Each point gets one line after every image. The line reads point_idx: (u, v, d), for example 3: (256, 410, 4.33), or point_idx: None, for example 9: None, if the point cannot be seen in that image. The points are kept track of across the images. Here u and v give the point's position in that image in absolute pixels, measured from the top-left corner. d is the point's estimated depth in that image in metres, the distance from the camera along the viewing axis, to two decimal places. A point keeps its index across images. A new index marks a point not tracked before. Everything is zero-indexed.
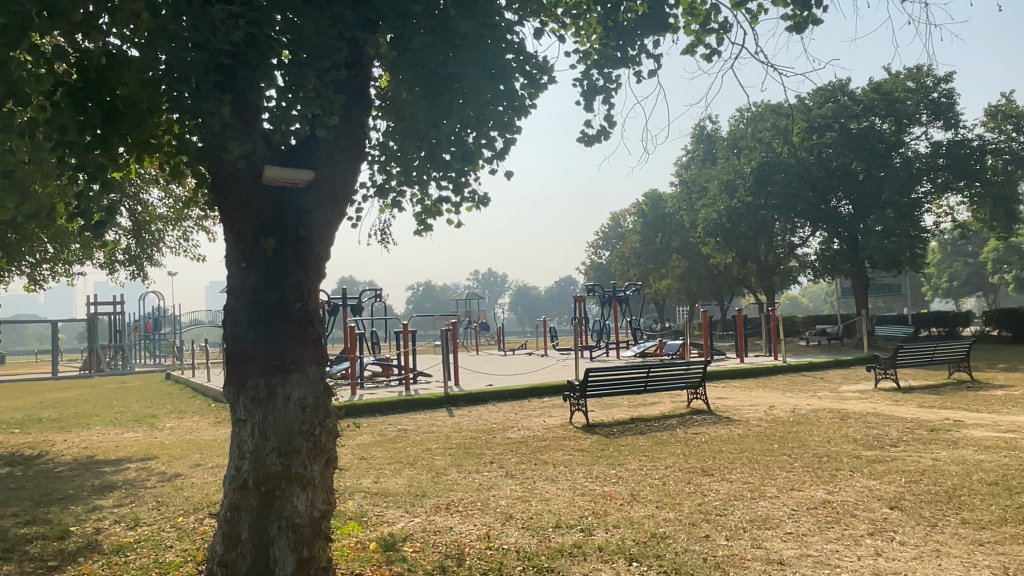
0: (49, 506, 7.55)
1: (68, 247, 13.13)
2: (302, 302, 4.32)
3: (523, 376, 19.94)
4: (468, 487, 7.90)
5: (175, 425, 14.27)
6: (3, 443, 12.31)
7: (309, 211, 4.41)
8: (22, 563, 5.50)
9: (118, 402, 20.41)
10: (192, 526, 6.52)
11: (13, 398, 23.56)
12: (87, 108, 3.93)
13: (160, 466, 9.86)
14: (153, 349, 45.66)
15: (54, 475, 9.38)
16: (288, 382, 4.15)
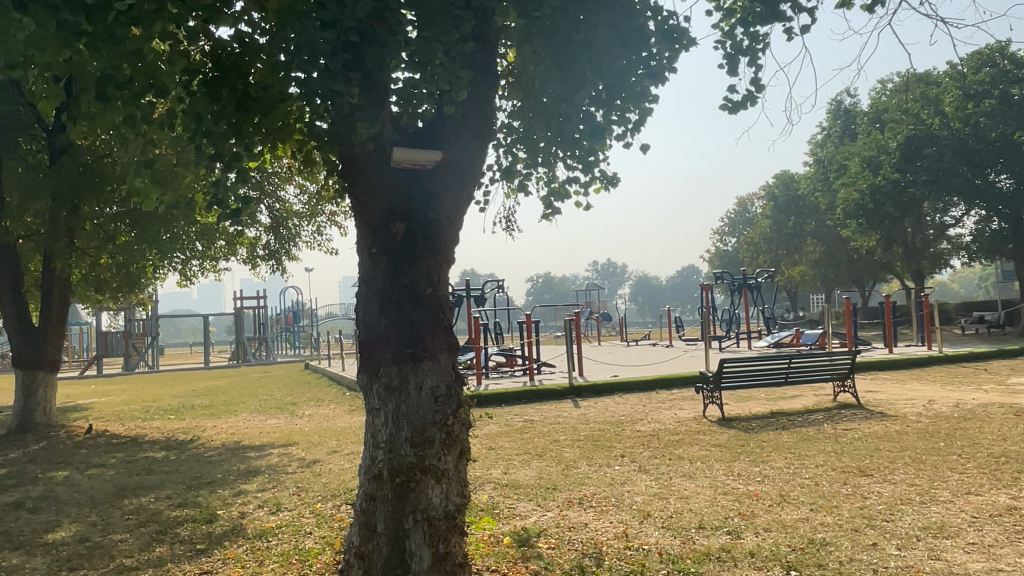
0: (200, 489, 7.97)
1: (215, 243, 13.96)
2: (432, 288, 4.17)
3: (651, 367, 19.32)
4: (600, 481, 7.60)
5: (313, 412, 14.89)
6: (163, 428, 13.28)
7: (437, 194, 4.24)
8: (176, 545, 5.76)
9: (262, 391, 21.66)
10: (329, 513, 6.64)
11: (174, 386, 25.65)
12: (222, 96, 3.99)
13: (299, 452, 10.23)
14: (293, 341, 48.50)
15: (205, 459, 9.94)
16: (420, 370, 4.02)
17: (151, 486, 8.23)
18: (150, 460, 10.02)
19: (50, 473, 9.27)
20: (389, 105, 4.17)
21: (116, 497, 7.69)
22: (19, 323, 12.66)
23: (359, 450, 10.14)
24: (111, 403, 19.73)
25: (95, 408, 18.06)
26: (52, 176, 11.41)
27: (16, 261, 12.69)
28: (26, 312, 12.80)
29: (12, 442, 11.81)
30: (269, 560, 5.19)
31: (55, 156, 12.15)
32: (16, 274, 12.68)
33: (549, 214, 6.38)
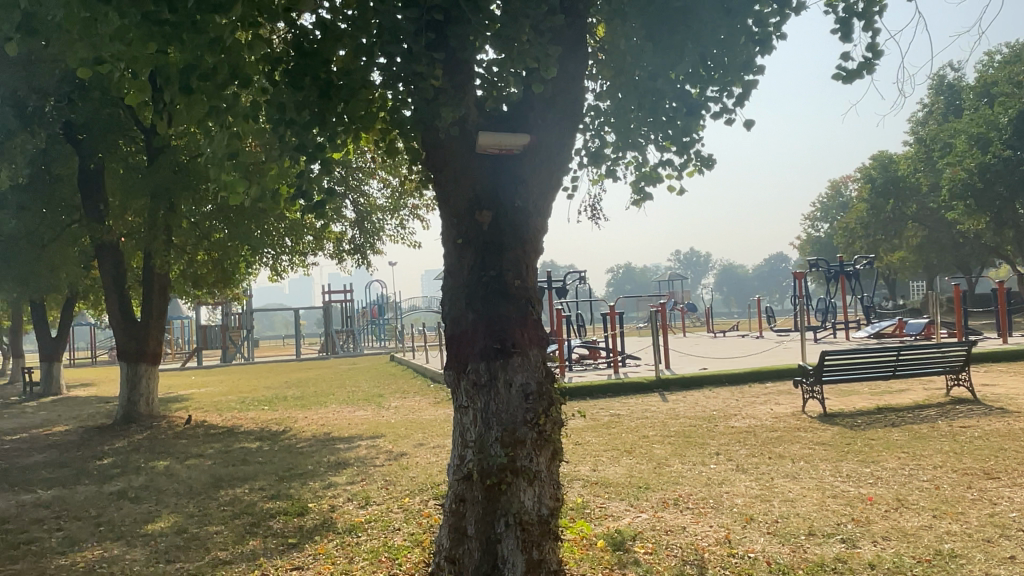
0: (292, 481, 8.07)
1: (303, 239, 14.25)
2: (521, 280, 3.93)
3: (742, 359, 18.59)
4: (696, 480, 7.24)
5: (399, 404, 15.03)
6: (256, 419, 13.67)
7: (525, 180, 3.99)
8: (268, 538, 5.79)
9: (350, 382, 22.11)
10: (417, 508, 6.56)
11: (267, 377, 26.56)
12: (305, 85, 3.93)
13: (386, 444, 10.27)
14: (379, 334, 49.56)
15: (297, 450, 10.11)
16: (509, 366, 3.80)
17: (245, 477, 8.40)
18: (244, 451, 10.28)
19: (152, 463, 9.64)
20: (474, 87, 3.99)
21: (212, 488, 7.88)
22: (123, 318, 13.27)
23: (445, 443, 10.09)
24: (210, 394, 20.57)
25: (195, 399, 18.85)
26: (150, 175, 11.86)
27: (120, 259, 13.32)
28: (129, 307, 13.41)
29: (119, 432, 12.40)
30: (358, 558, 5.09)
31: (153, 157, 12.63)
32: (120, 271, 13.31)
33: (638, 200, 6.05)
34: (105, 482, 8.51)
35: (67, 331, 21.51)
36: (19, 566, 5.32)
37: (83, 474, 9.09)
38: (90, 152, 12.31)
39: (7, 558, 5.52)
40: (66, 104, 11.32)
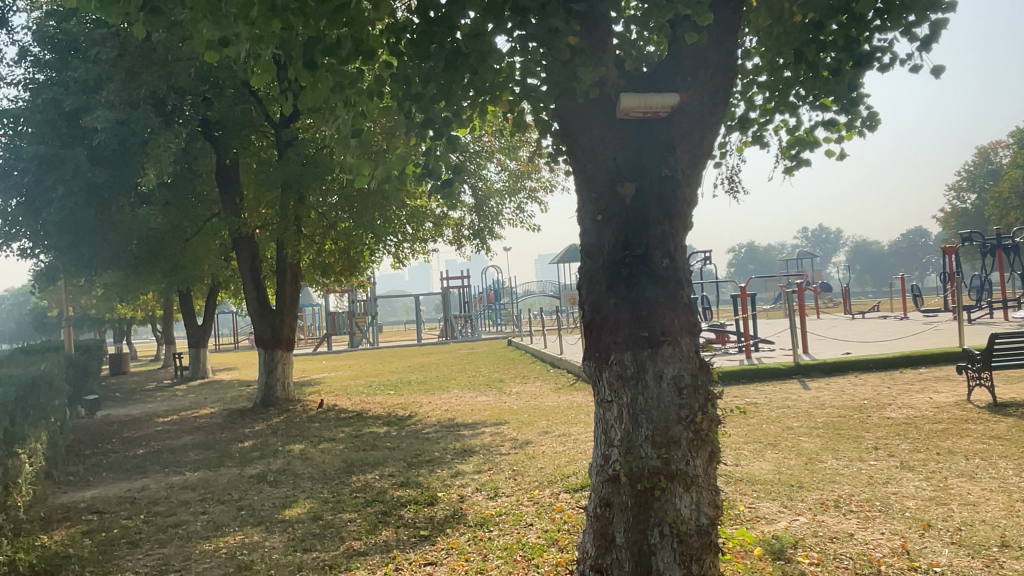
0: (420, 468, 7.99)
1: (423, 225, 14.30)
2: (669, 259, 3.50)
3: (889, 342, 17.08)
4: (854, 479, 6.52)
5: (521, 389, 14.88)
6: (383, 404, 13.89)
7: (672, 147, 3.55)
8: (399, 529, 5.67)
9: (471, 367, 22.25)
10: (548, 502, 6.26)
11: (391, 362, 27.28)
12: (430, 53, 3.62)
13: (511, 431, 10.05)
14: (497, 318, 49.97)
15: (424, 436, 10.08)
16: (659, 357, 3.39)
17: (375, 463, 8.43)
18: (374, 435, 10.39)
19: (288, 446, 9.91)
20: (612, 44, 3.59)
21: (344, 473, 7.94)
22: (259, 306, 13.84)
23: (572, 431, 9.74)
24: (340, 378, 21.28)
25: (326, 383, 19.55)
26: (279, 168, 12.23)
27: (255, 250, 13.89)
28: (264, 296, 13.97)
29: (258, 416, 12.95)
30: (493, 555, 4.83)
31: (281, 150, 13.02)
32: (255, 261, 13.88)
33: (791, 166, 5.52)
34: (245, 465, 8.79)
35: (210, 319, 22.90)
36: (168, 550, 5.50)
37: (225, 457, 9.45)
38: (226, 148, 12.85)
39: (157, 542, 5.73)
40: (203, 103, 11.84)
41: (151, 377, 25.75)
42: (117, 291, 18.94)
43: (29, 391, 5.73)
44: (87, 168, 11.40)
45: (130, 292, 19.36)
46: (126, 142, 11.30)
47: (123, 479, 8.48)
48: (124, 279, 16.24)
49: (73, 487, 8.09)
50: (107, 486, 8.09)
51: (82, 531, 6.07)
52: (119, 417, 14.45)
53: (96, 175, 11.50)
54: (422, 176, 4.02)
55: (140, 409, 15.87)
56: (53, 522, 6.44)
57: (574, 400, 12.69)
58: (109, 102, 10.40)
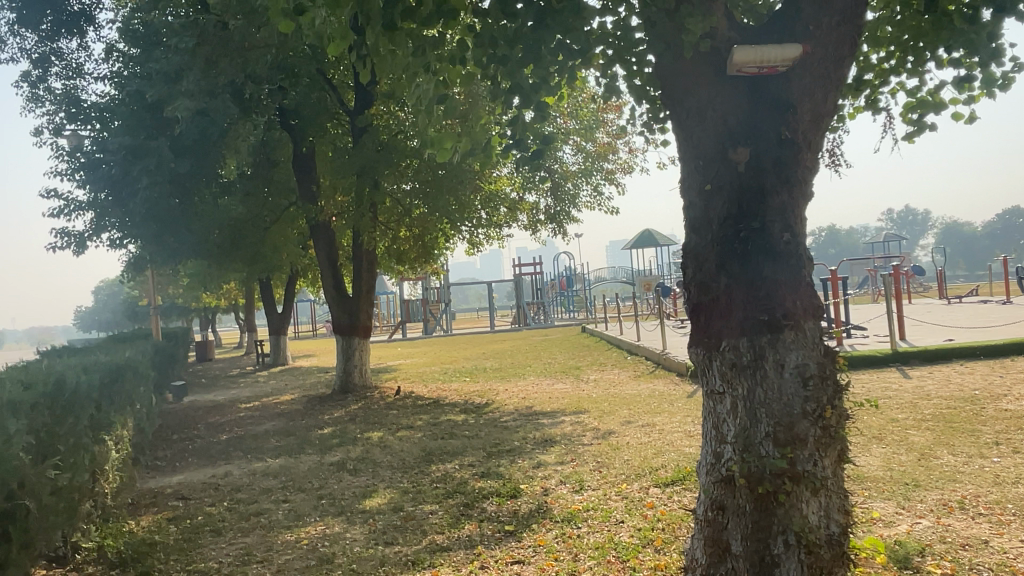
0: (500, 457, 7.75)
1: (498, 210, 14.05)
2: (790, 234, 3.09)
3: (997, 327, 15.83)
4: (978, 478, 5.90)
5: (599, 377, 14.50)
6: (459, 391, 13.78)
7: (793, 105, 3.12)
8: (483, 523, 5.43)
9: (545, 354, 21.96)
10: (639, 496, 5.91)
11: (465, 349, 27.28)
12: (518, 11, 3.33)
13: (592, 421, 9.71)
14: (569, 305, 49.52)
15: (502, 425, 9.85)
16: (780, 344, 2.99)
17: (454, 452, 8.24)
18: (451, 424, 10.23)
19: (367, 434, 9.86)
20: None
21: (422, 462, 7.78)
22: (336, 293, 13.90)
23: (656, 422, 9.32)
24: (415, 365, 21.37)
25: (402, 370, 19.65)
26: (354, 155, 12.18)
27: (331, 238, 13.95)
28: (341, 283, 14.03)
29: (337, 402, 13.03)
30: (584, 555, 4.52)
31: (356, 137, 12.99)
32: (332, 249, 13.94)
33: (911, 133, 4.97)
34: (325, 452, 8.76)
35: (290, 308, 23.39)
36: (250, 540, 5.43)
37: (306, 444, 9.48)
38: (302, 136, 12.92)
39: (240, 530, 5.68)
40: (279, 91, 11.90)
41: (234, 364, 26.57)
42: (202, 280, 19.49)
43: (115, 377, 5.76)
44: (170, 159, 11.63)
45: (213, 282, 19.90)
46: (206, 131, 11.46)
47: (207, 465, 8.58)
48: (207, 268, 16.65)
49: (160, 473, 8.22)
50: (191, 473, 8.19)
51: (168, 518, 6.09)
52: (204, 403, 14.83)
53: (178, 166, 11.71)
54: (509, 146, 3.84)
55: (225, 395, 16.28)
56: (140, 508, 6.50)
57: (656, 389, 12.23)
58: (190, 91, 10.54)
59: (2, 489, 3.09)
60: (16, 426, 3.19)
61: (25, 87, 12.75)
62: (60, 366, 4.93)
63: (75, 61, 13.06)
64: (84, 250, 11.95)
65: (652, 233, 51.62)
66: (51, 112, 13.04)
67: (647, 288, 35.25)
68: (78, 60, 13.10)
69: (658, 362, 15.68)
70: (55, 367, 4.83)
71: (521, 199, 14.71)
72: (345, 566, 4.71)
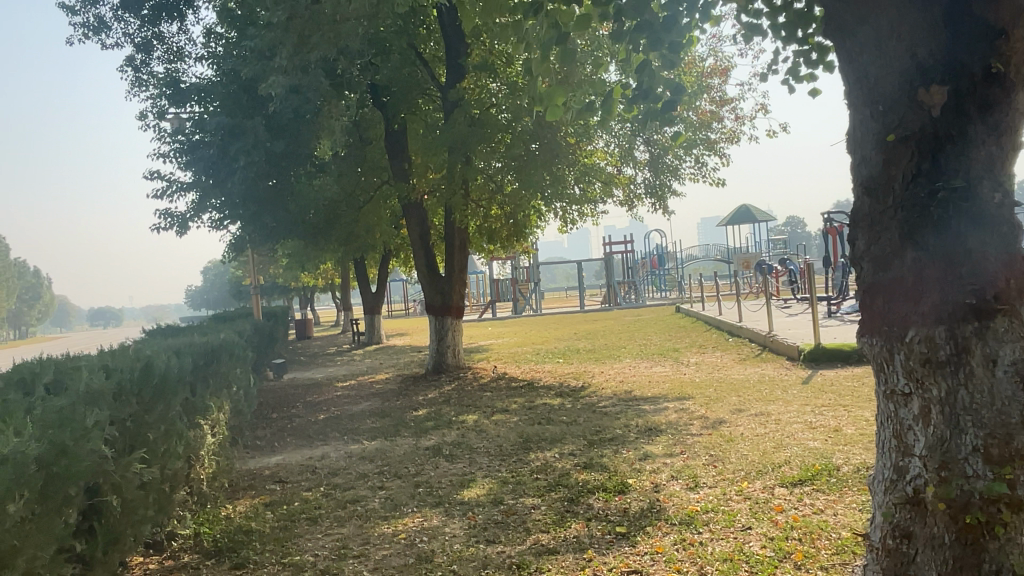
0: (603, 446, 7.26)
1: (593, 185, 13.45)
2: (999, 194, 2.44)
3: None
4: None
5: (700, 360, 13.75)
6: (554, 373, 13.38)
7: (1006, 28, 2.40)
8: (591, 522, 4.94)
9: (640, 335, 21.25)
10: (764, 498, 5.30)
11: (555, 329, 26.89)
12: None
13: (699, 408, 9.07)
14: (661, 284, 48.28)
15: (601, 410, 9.35)
16: (990, 336, 2.40)
17: (555, 439, 7.82)
18: (548, 408, 9.81)
19: (462, 417, 9.58)
20: None
21: (521, 450, 7.39)
22: (429, 273, 13.71)
23: (770, 411, 8.59)
24: (506, 345, 21.11)
25: (493, 350, 19.43)
26: (446, 130, 11.84)
27: (424, 217, 13.72)
28: (434, 263, 13.82)
29: (430, 382, 12.88)
30: (712, 568, 3.99)
31: (448, 112, 12.66)
32: (424, 228, 13.71)
33: None
34: (420, 436, 8.53)
35: (383, 287, 23.58)
36: (346, 531, 5.16)
37: (401, 426, 9.29)
38: (394, 114, 12.71)
39: (336, 520, 5.45)
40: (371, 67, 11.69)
41: (331, 341, 27.18)
42: (299, 259, 19.83)
43: (210, 359, 5.62)
44: (265, 139, 11.65)
45: (310, 261, 20.22)
46: (300, 109, 11.38)
47: (305, 446, 8.51)
48: (303, 248, 16.85)
49: (259, 453, 8.20)
50: (289, 454, 8.12)
51: (265, 504, 5.94)
52: (302, 381, 15.04)
53: (274, 146, 11.72)
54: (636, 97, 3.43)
55: (322, 373, 16.50)
56: (238, 491, 6.40)
57: (765, 374, 11.40)
58: (282, 69, 10.45)
59: (80, 490, 2.85)
60: (99, 416, 2.96)
61: (131, 73, 13.09)
62: (152, 349, 4.77)
63: (176, 45, 13.30)
64: (187, 231, 12.17)
65: (750, 209, 49.42)
66: (155, 96, 13.35)
67: (746, 266, 33.69)
68: (179, 44, 13.33)
69: (764, 345, 14.74)
70: (145, 349, 4.66)
71: (617, 173, 14.02)
72: (445, 567, 4.33)
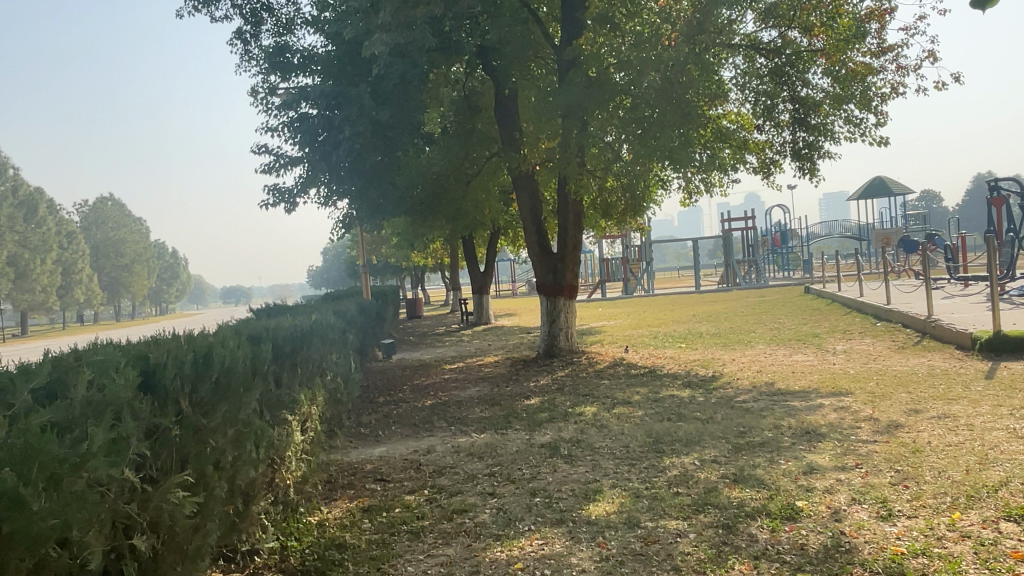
0: (754, 453, 6.11)
1: (723, 150, 12.03)
2: None
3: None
4: None
5: (848, 349, 12.08)
6: (677, 360, 12.11)
7: None
8: (760, 563, 3.84)
9: (769, 318, 19.43)
10: (992, 539, 4.03)
11: (672, 311, 25.36)
12: None
13: (862, 407, 7.68)
14: (784, 263, 45.30)
15: (742, 407, 8.10)
16: None
17: (691, 441, 6.69)
18: (678, 402, 8.66)
19: (579, 409, 8.60)
20: None
21: (652, 453, 6.29)
22: (540, 250, 12.75)
23: (955, 413, 7.08)
24: (620, 328, 19.89)
25: (606, 333, 18.29)
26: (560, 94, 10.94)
27: (535, 189, 12.71)
28: (545, 239, 12.85)
29: (543, 367, 11.96)
30: None
31: (564, 74, 11.63)
32: (535, 201, 12.71)
33: None
34: (534, 430, 7.62)
35: (492, 267, 22.89)
36: (452, 553, 4.28)
37: (513, 417, 8.43)
38: (505, 78, 11.84)
39: (441, 535, 4.59)
40: (480, 27, 10.84)
41: (441, 321, 26.90)
42: (408, 238, 19.39)
43: (301, 343, 4.96)
44: (371, 107, 10.93)
45: (419, 239, 19.74)
46: (407, 75, 10.72)
47: (411, 437, 7.78)
48: (412, 225, 16.32)
49: (364, 443, 7.55)
50: (394, 445, 7.42)
51: (362, 509, 5.17)
52: (411, 362, 14.52)
53: (380, 114, 10.99)
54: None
55: (431, 354, 15.94)
56: (335, 490, 5.68)
57: (935, 367, 9.70)
58: (387, 26, 9.74)
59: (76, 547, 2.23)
60: (105, 437, 2.28)
61: (241, 47, 12.82)
62: (226, 333, 4.07)
63: (284, 16, 12.88)
64: (295, 208, 11.77)
65: (885, 181, 45.41)
66: (264, 70, 13.06)
67: (885, 244, 30.67)
68: (287, 15, 12.91)
69: (924, 331, 12.85)
70: (216, 334, 3.96)
71: (751, 137, 12.54)
72: None
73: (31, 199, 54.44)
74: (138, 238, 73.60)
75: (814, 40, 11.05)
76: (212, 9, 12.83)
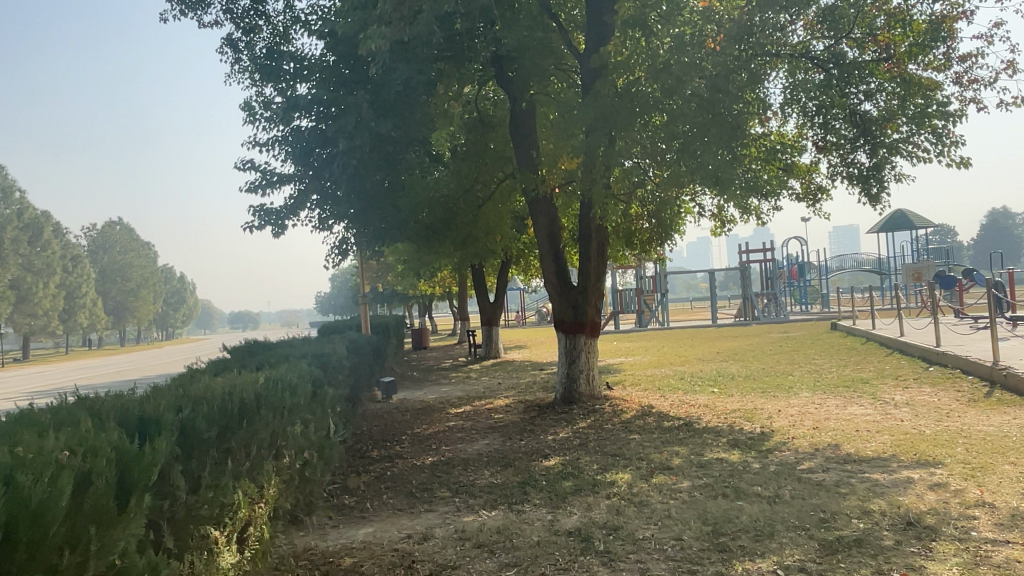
0: (852, 559, 4.62)
1: (769, 174, 10.65)
2: None
3: None
4: None
5: (910, 400, 10.51)
6: (716, 409, 10.58)
7: None
8: None
9: (803, 358, 17.84)
10: None
11: (694, 346, 23.79)
12: None
13: (963, 485, 6.18)
14: (804, 298, 43.71)
15: (812, 481, 6.58)
16: None
17: (763, 533, 5.19)
18: (729, 470, 7.14)
19: (610, 476, 7.10)
20: None
21: (715, 555, 4.81)
22: (559, 282, 11.35)
23: None
24: (640, 366, 18.33)
25: (626, 372, 16.72)
26: (587, 106, 9.64)
27: (554, 214, 11.34)
28: (564, 269, 11.46)
29: (561, 416, 10.46)
30: None
31: (589, 85, 10.39)
32: (555, 227, 11.34)
33: None
34: (557, 507, 6.14)
35: (503, 298, 21.46)
36: None
37: (531, 485, 6.95)
38: (522, 90, 10.60)
39: None
40: (495, 30, 9.62)
41: (448, 354, 25.35)
42: (414, 266, 18.04)
43: (240, 418, 3.52)
44: (371, 118, 9.58)
45: (425, 268, 18.38)
46: (412, 82, 9.45)
47: (404, 514, 6.26)
48: (418, 253, 14.99)
49: (346, 521, 6.04)
50: (383, 525, 5.93)
51: None
52: (413, 404, 13.03)
53: (381, 125, 9.63)
54: None
55: (434, 394, 14.43)
56: None
57: None
58: (388, 22, 8.52)
59: None
60: None
61: (231, 55, 11.56)
62: (109, 425, 2.75)
63: (280, 23, 11.62)
64: (283, 231, 10.41)
65: (907, 214, 43.96)
66: (254, 80, 11.82)
67: (916, 279, 29.10)
68: (282, 22, 11.66)
69: (993, 380, 11.29)
70: (91, 430, 2.66)
71: (797, 160, 11.19)
72: None
73: (37, 222, 53.43)
74: (145, 263, 72.81)
75: (874, 49, 9.70)
76: (201, 14, 11.60)
